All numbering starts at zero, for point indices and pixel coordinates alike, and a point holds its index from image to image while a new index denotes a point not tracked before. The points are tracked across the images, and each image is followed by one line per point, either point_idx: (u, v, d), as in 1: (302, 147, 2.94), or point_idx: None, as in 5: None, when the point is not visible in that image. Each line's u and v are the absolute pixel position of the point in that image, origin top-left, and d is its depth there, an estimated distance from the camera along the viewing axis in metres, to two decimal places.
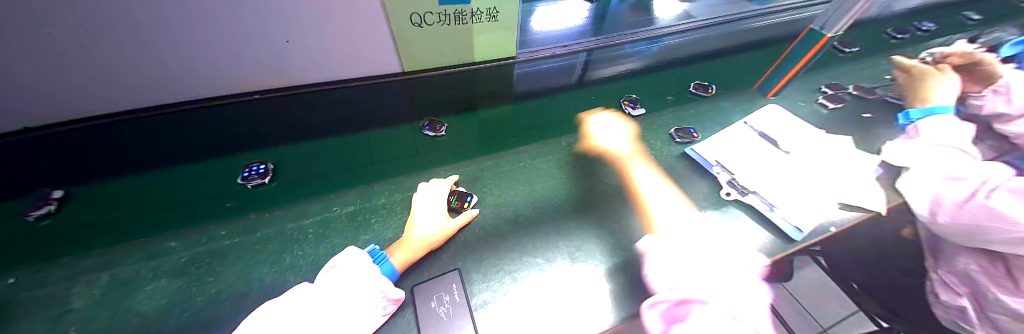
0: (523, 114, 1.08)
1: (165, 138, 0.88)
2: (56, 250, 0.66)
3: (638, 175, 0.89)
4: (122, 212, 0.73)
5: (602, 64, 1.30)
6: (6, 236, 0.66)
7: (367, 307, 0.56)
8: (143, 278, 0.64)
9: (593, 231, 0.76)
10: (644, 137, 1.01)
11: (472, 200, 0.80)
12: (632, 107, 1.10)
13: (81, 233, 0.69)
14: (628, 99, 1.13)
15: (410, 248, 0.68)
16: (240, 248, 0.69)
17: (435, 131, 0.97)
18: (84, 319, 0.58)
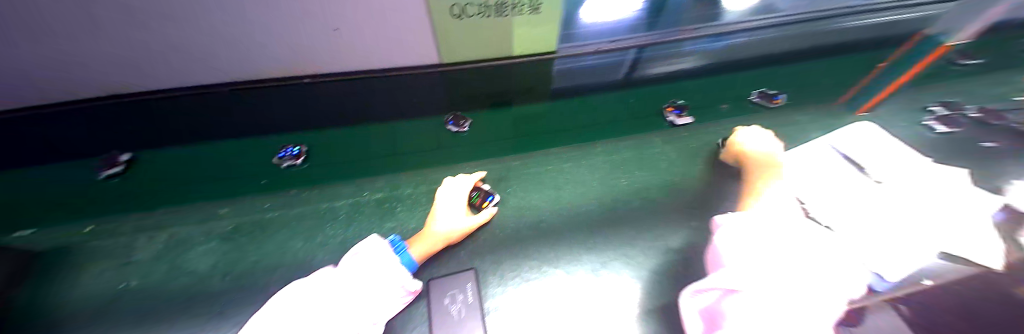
0: (558, 113, 1.02)
1: (212, 115, 0.95)
2: (111, 207, 0.76)
3: (683, 191, 0.80)
4: (177, 178, 0.81)
5: (656, 64, 1.18)
6: (82, 191, 0.78)
7: (385, 298, 0.55)
8: (197, 239, 0.71)
9: (622, 248, 0.70)
10: (694, 149, 0.90)
11: (492, 198, 0.77)
12: (676, 115, 0.99)
13: (132, 194, 0.78)
14: (672, 105, 1.03)
15: (427, 241, 0.66)
16: (279, 221, 0.74)
17: (458, 127, 0.96)
18: (148, 270, 0.66)
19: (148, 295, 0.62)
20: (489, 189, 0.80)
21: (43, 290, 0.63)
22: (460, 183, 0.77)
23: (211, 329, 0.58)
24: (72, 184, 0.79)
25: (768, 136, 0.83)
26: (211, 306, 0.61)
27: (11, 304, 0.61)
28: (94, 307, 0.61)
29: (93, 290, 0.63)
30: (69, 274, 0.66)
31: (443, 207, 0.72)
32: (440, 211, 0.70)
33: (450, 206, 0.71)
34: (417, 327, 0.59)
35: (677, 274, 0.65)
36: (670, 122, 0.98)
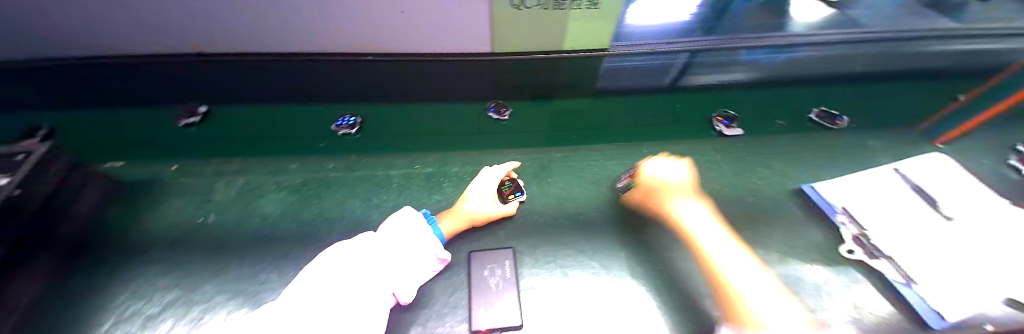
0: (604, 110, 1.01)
1: (270, 82, 1.01)
2: (194, 152, 0.85)
3: (728, 203, 0.79)
4: (246, 133, 0.89)
5: (710, 72, 1.14)
6: (168, 134, 0.87)
7: (417, 264, 0.59)
8: (267, 187, 0.79)
9: (662, 252, 0.69)
10: (745, 162, 0.89)
11: (521, 193, 0.77)
12: (725, 126, 0.96)
13: (207, 142, 0.87)
14: (723, 115, 0.99)
15: (455, 218, 0.69)
16: (339, 182, 0.81)
17: (499, 115, 0.97)
18: (223, 208, 0.74)
19: (224, 230, 0.70)
20: (519, 182, 0.79)
21: (139, 214, 0.73)
22: (493, 171, 0.76)
23: (278, 266, 0.64)
24: (160, 126, 0.89)
25: (676, 173, 0.74)
26: (278, 247, 0.68)
27: (115, 222, 0.71)
28: (180, 234, 0.70)
29: (179, 219, 0.72)
30: (161, 204, 0.75)
31: (475, 191, 0.72)
32: (472, 194, 0.72)
33: (480, 191, 0.72)
34: (456, 290, 0.64)
35: None
36: (718, 131, 0.96)
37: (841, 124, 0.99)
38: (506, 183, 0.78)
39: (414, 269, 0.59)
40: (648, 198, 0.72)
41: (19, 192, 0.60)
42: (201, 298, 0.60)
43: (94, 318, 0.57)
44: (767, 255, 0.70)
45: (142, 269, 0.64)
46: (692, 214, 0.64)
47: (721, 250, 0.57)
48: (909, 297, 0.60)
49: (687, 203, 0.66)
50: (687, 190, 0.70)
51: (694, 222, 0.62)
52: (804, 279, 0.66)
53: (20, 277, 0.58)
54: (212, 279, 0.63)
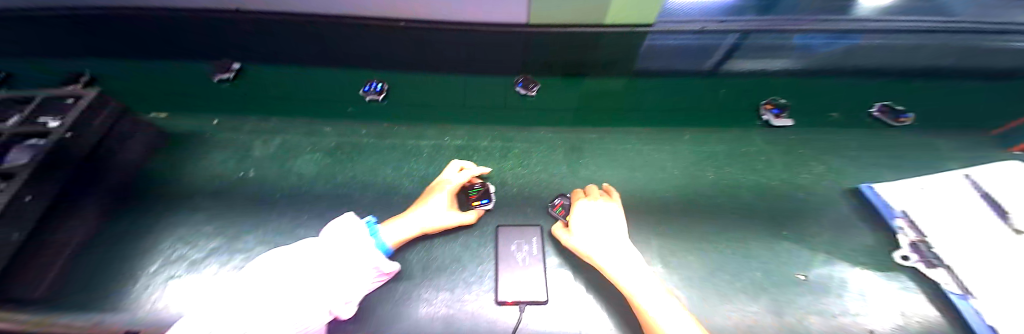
0: (643, 91, 0.93)
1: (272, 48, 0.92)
2: (230, 109, 0.87)
3: (772, 198, 0.74)
4: (277, 93, 0.89)
5: (756, 59, 0.96)
6: (205, 89, 0.89)
7: (356, 279, 0.51)
8: (303, 148, 0.80)
9: (699, 245, 0.66)
10: (796, 156, 0.83)
11: (488, 200, 0.70)
12: (775, 115, 0.88)
13: (240, 100, 0.88)
14: (772, 104, 0.90)
15: (403, 226, 0.62)
16: (371, 147, 0.81)
17: (526, 90, 0.90)
18: (261, 165, 0.76)
19: (262, 186, 0.73)
20: (489, 184, 0.73)
21: (183, 164, 0.76)
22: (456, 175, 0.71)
23: (313, 225, 0.66)
24: (196, 79, 0.90)
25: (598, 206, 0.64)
26: (316, 205, 0.70)
27: (162, 170, 0.74)
28: (221, 186, 0.72)
29: (220, 172, 0.75)
30: (202, 157, 0.77)
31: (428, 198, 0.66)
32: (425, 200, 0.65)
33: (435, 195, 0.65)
34: (482, 262, 0.63)
35: (758, 281, 0.61)
36: (765, 121, 0.88)
37: (904, 122, 0.90)
38: (475, 186, 0.72)
39: (353, 280, 0.50)
40: (558, 229, 0.64)
41: (69, 136, 0.58)
42: (243, 247, 0.63)
43: (147, 258, 0.61)
44: (813, 253, 0.66)
45: (187, 216, 0.67)
46: (594, 241, 0.57)
47: (642, 285, 0.50)
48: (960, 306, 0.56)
49: (585, 228, 0.60)
50: (607, 219, 0.61)
51: (606, 251, 0.55)
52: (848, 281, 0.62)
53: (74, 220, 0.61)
54: (252, 231, 0.66)
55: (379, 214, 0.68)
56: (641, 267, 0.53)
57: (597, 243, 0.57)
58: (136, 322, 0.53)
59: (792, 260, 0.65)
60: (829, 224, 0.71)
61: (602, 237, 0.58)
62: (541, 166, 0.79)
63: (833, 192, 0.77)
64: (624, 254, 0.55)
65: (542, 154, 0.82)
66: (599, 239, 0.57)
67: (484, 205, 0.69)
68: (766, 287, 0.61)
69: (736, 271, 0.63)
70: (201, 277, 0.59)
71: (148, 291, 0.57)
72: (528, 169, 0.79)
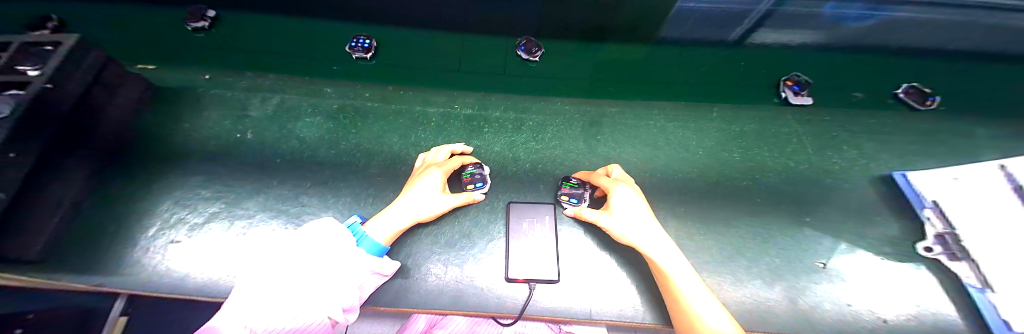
0: (667, 61, 0.83)
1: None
2: (218, 62, 0.80)
3: (799, 184, 0.70)
4: (258, 48, 0.80)
5: (782, 32, 0.80)
6: (181, 41, 0.80)
7: (349, 284, 0.43)
8: (304, 110, 0.75)
9: (718, 230, 0.63)
10: (828, 139, 0.78)
11: (484, 183, 0.64)
12: (794, 93, 0.80)
13: (219, 52, 0.80)
14: (792, 80, 0.82)
15: (386, 214, 0.53)
16: (376, 112, 0.76)
17: (529, 55, 0.79)
18: (258, 127, 0.72)
19: (261, 150, 0.69)
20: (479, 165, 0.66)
21: (177, 123, 0.71)
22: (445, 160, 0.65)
23: (318, 193, 0.64)
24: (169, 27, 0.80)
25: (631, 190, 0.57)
26: (319, 172, 0.66)
27: (154, 129, 0.70)
28: (220, 148, 0.69)
29: (216, 133, 0.70)
30: (196, 116, 0.72)
31: (414, 188, 0.57)
32: (409, 191, 0.57)
33: (421, 184, 0.57)
34: (492, 237, 0.61)
35: (775, 267, 0.59)
36: (782, 98, 0.81)
37: (931, 105, 0.82)
38: (467, 169, 0.65)
39: (352, 282, 0.43)
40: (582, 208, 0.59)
41: (49, 87, 0.51)
42: (245, 212, 0.61)
43: (145, 221, 0.59)
44: (834, 242, 0.63)
45: (184, 179, 0.64)
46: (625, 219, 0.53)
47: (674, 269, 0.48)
48: (978, 300, 0.55)
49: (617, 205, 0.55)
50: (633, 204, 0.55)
51: (634, 232, 0.52)
52: (867, 270, 0.60)
53: (65, 182, 0.57)
54: (254, 197, 0.63)
55: (386, 184, 0.65)
56: (671, 250, 0.50)
57: (626, 224, 0.53)
58: (142, 288, 0.52)
59: (810, 248, 0.62)
60: (854, 211, 0.68)
61: (631, 217, 0.53)
62: (555, 141, 0.75)
63: (863, 179, 0.73)
64: (654, 235, 0.51)
65: (558, 128, 0.77)
66: (626, 219, 0.53)
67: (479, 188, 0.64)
68: (782, 273, 0.59)
69: (754, 257, 0.61)
70: (202, 241, 0.57)
71: (149, 255, 0.55)
72: (542, 144, 0.74)
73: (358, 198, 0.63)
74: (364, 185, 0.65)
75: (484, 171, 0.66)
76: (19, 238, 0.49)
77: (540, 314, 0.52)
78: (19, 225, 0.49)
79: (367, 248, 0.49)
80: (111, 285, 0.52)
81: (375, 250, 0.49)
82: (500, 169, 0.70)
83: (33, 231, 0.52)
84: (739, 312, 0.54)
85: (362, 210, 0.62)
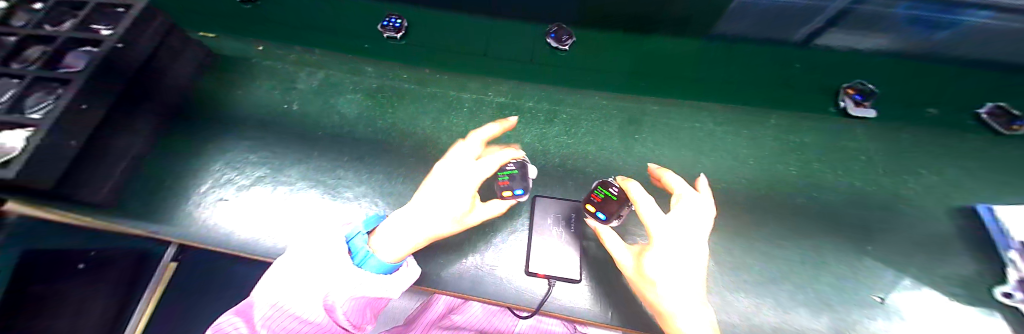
0: (714, 59, 0.76)
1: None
2: (265, 34, 0.84)
3: (860, 206, 0.63)
4: (297, 23, 0.83)
5: (852, 34, 0.69)
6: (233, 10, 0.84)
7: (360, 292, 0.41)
8: (344, 87, 0.77)
9: (765, 248, 0.58)
10: (901, 160, 0.69)
11: (524, 191, 0.55)
12: (855, 103, 0.72)
13: (265, 25, 0.84)
14: (855, 88, 0.73)
15: (405, 226, 0.45)
16: (413, 94, 0.77)
17: (559, 43, 0.75)
18: (302, 100, 0.75)
19: (303, 122, 0.72)
20: (524, 161, 0.59)
21: (230, 90, 0.76)
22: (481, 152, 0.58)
23: (353, 167, 0.66)
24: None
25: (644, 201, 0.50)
26: (355, 148, 0.68)
27: (210, 94, 0.75)
28: (266, 116, 0.72)
29: (264, 102, 0.74)
30: (247, 85, 0.77)
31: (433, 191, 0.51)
32: (428, 194, 0.50)
33: (444, 189, 0.51)
34: (516, 228, 0.61)
35: (822, 294, 0.54)
36: (840, 108, 0.73)
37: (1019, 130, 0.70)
38: (506, 168, 0.58)
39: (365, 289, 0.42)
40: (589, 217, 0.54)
41: (120, 47, 0.56)
42: (286, 180, 0.64)
43: (198, 178, 0.64)
44: (894, 274, 0.57)
45: (234, 143, 0.69)
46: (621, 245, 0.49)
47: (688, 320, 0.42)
48: None
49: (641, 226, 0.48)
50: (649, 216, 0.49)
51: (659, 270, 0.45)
52: (932, 309, 0.53)
53: (130, 135, 0.62)
54: (296, 165, 0.66)
55: (416, 166, 0.66)
56: (692, 296, 0.44)
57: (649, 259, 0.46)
58: (191, 239, 0.57)
59: (865, 278, 0.56)
60: (926, 243, 0.60)
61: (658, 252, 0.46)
62: (590, 136, 0.72)
63: (942, 209, 0.64)
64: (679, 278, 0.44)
65: (594, 123, 0.74)
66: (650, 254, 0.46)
67: (518, 195, 0.55)
68: (832, 303, 0.53)
69: (796, 281, 0.55)
70: (246, 201, 0.61)
71: (199, 210, 0.60)
72: (575, 139, 0.71)
73: (389, 177, 0.65)
74: (396, 165, 0.66)
75: (527, 169, 0.59)
76: (88, 183, 0.55)
77: (557, 311, 0.51)
78: (87, 171, 0.54)
79: (374, 266, 0.42)
80: (166, 233, 0.57)
81: (382, 269, 0.42)
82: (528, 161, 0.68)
83: (101, 178, 0.57)
84: None
85: (391, 188, 0.63)
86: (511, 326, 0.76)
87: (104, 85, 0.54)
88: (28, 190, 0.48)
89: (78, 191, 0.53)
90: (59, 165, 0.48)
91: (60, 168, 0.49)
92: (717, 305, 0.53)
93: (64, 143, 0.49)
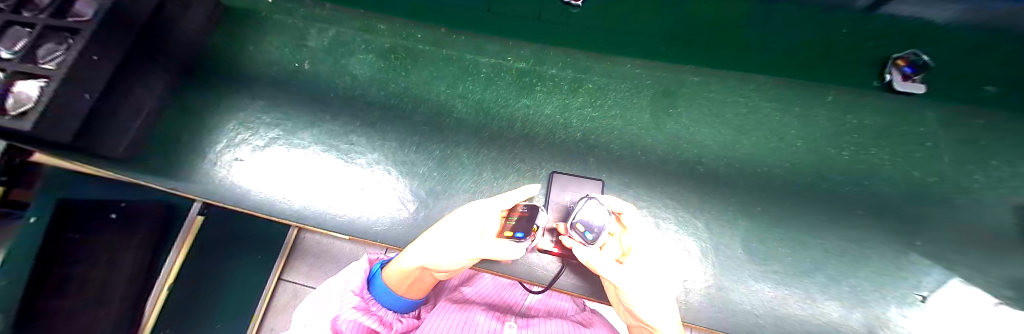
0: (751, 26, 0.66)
1: None
2: None
3: (912, 198, 0.57)
4: None
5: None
6: None
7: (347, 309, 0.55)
8: (356, 46, 0.73)
9: (798, 239, 0.54)
10: (976, 148, 0.60)
11: (524, 236, 0.49)
12: (902, 76, 0.62)
13: None
14: (907, 59, 0.62)
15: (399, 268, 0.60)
16: (427, 56, 0.72)
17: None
18: (313, 59, 0.71)
19: (314, 83, 0.69)
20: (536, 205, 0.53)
21: (242, 45, 0.72)
22: (503, 198, 0.52)
23: (365, 133, 0.64)
24: None
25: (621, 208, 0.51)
26: (368, 113, 0.66)
27: (221, 49, 0.72)
28: (278, 75, 0.70)
29: (276, 60, 0.71)
30: (258, 40, 0.73)
31: (442, 229, 0.52)
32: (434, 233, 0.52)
33: (455, 224, 0.51)
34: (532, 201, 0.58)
35: (854, 289, 0.50)
36: (885, 81, 0.64)
37: None
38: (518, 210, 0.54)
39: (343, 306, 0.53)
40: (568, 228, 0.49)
41: None
42: (300, 142, 0.63)
43: (213, 137, 0.63)
44: (941, 270, 0.51)
45: (246, 103, 0.67)
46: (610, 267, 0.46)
47: (658, 319, 0.50)
48: None
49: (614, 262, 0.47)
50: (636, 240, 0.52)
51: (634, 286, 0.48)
52: (981, 311, 0.48)
53: (143, 91, 0.62)
54: (309, 128, 0.64)
55: (430, 135, 0.63)
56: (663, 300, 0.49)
57: (629, 277, 0.47)
58: (210, 197, 0.57)
59: (905, 270, 0.52)
60: (988, 241, 0.53)
61: (640, 267, 0.49)
62: (618, 110, 0.66)
63: (1012, 205, 0.55)
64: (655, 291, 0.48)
65: (624, 95, 0.68)
66: (633, 272, 0.49)
67: (517, 238, 0.49)
68: (863, 297, 0.50)
69: (824, 274, 0.52)
70: (262, 161, 0.61)
71: (216, 169, 0.60)
72: (600, 112, 0.66)
73: (402, 144, 0.63)
74: (409, 133, 0.64)
75: (539, 215, 0.51)
76: (104, 138, 0.55)
77: (568, 288, 0.50)
78: (103, 126, 0.53)
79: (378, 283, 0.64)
80: (184, 190, 0.58)
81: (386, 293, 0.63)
82: (548, 134, 0.64)
83: (116, 133, 0.57)
84: (798, 329, 0.47)
85: (405, 157, 0.61)
86: (521, 299, 0.80)
87: (111, 36, 0.52)
88: (50, 143, 0.48)
89: (95, 146, 0.53)
90: (73, 118, 0.47)
91: (76, 123, 0.48)
92: (742, 294, 0.50)
93: (79, 95, 0.47)
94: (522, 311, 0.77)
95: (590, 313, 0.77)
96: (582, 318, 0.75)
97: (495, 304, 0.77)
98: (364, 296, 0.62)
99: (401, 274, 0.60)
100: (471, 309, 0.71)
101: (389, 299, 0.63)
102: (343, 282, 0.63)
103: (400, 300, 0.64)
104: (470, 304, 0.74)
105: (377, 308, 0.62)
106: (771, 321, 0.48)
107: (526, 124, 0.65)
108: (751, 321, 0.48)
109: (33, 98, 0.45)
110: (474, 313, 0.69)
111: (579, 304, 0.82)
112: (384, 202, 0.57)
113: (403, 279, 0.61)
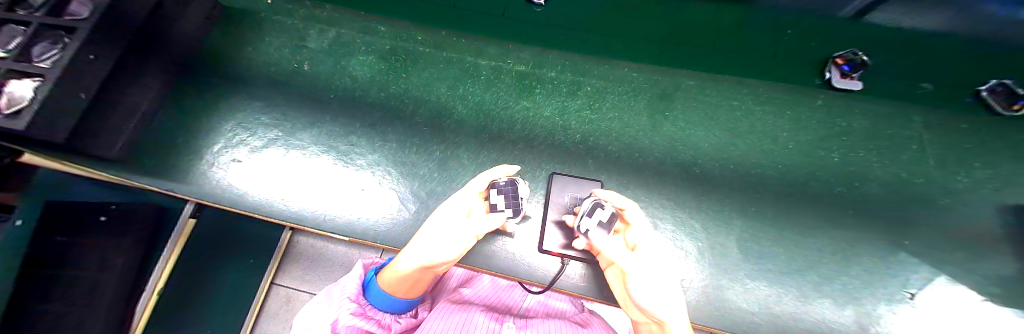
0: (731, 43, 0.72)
1: None
2: None
3: (899, 198, 0.59)
4: None
5: None
6: None
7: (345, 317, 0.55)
8: (357, 47, 0.73)
9: (791, 239, 0.56)
10: (959, 151, 0.62)
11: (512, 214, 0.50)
12: (840, 74, 0.66)
13: None
14: (845, 58, 0.66)
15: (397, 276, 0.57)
16: (427, 59, 0.73)
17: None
18: (314, 59, 0.71)
19: (314, 83, 0.69)
20: (514, 178, 0.52)
21: (241, 46, 0.72)
22: (473, 183, 0.52)
23: (364, 135, 0.64)
24: None
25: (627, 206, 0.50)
26: (366, 114, 0.66)
27: (220, 49, 0.71)
28: (278, 76, 0.70)
29: (276, 61, 0.71)
30: (257, 41, 0.72)
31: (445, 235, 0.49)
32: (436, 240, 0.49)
33: (443, 220, 0.50)
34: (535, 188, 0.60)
35: (848, 287, 0.52)
36: (825, 79, 0.67)
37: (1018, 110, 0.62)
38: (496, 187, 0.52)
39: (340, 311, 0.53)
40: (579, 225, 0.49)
41: None
42: (298, 143, 0.63)
43: (211, 137, 0.62)
44: (929, 268, 0.53)
45: (243, 103, 0.67)
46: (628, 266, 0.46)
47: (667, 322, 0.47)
48: None
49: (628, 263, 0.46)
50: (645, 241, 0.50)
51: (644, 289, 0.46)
52: (965, 308, 0.50)
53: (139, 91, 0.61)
54: (309, 128, 0.64)
55: (430, 136, 0.64)
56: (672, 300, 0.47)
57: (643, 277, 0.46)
58: (206, 198, 0.56)
59: (897, 268, 0.53)
60: (970, 240, 0.55)
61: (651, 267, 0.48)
62: (615, 112, 0.67)
63: (993, 206, 0.57)
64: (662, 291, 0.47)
65: (622, 98, 0.69)
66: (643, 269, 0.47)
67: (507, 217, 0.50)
68: (855, 294, 0.51)
69: (816, 273, 0.53)
70: (259, 162, 0.61)
71: (212, 170, 0.59)
72: (598, 114, 0.67)
73: (402, 145, 0.63)
74: (409, 134, 0.64)
75: (518, 188, 0.51)
76: (99, 136, 0.54)
77: (569, 288, 0.50)
78: (99, 125, 0.53)
79: (373, 290, 0.62)
80: (181, 191, 0.57)
81: (381, 302, 0.62)
82: (548, 136, 0.65)
83: (111, 133, 0.56)
84: (792, 328, 0.48)
85: (404, 158, 0.62)
86: (520, 300, 0.80)
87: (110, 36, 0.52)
88: (42, 143, 0.47)
89: (91, 145, 0.52)
90: (70, 117, 0.47)
91: (72, 122, 0.47)
92: (737, 293, 0.51)
93: (74, 94, 0.47)
94: (521, 312, 0.77)
95: (586, 314, 0.78)
96: (579, 318, 0.75)
97: (493, 304, 0.78)
98: (361, 303, 0.61)
99: (402, 283, 0.59)
100: (470, 309, 0.71)
101: (385, 302, 0.62)
102: (341, 289, 0.63)
103: (393, 299, 0.62)
104: (467, 304, 0.73)
105: (374, 313, 0.61)
106: (765, 319, 0.49)
107: (527, 126, 0.66)
108: (747, 319, 0.49)
109: (26, 97, 0.44)
110: (470, 314, 0.69)
111: (575, 302, 0.82)
112: (380, 203, 0.57)
113: (401, 285, 0.60)
